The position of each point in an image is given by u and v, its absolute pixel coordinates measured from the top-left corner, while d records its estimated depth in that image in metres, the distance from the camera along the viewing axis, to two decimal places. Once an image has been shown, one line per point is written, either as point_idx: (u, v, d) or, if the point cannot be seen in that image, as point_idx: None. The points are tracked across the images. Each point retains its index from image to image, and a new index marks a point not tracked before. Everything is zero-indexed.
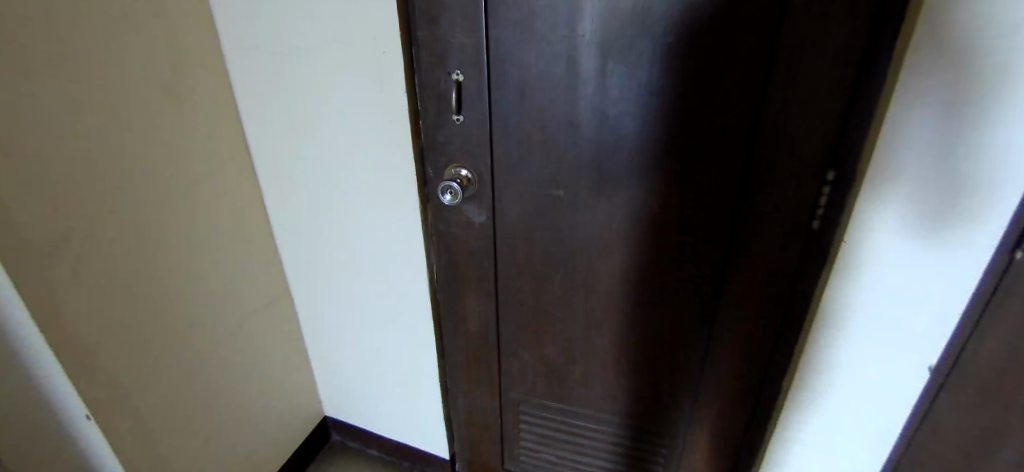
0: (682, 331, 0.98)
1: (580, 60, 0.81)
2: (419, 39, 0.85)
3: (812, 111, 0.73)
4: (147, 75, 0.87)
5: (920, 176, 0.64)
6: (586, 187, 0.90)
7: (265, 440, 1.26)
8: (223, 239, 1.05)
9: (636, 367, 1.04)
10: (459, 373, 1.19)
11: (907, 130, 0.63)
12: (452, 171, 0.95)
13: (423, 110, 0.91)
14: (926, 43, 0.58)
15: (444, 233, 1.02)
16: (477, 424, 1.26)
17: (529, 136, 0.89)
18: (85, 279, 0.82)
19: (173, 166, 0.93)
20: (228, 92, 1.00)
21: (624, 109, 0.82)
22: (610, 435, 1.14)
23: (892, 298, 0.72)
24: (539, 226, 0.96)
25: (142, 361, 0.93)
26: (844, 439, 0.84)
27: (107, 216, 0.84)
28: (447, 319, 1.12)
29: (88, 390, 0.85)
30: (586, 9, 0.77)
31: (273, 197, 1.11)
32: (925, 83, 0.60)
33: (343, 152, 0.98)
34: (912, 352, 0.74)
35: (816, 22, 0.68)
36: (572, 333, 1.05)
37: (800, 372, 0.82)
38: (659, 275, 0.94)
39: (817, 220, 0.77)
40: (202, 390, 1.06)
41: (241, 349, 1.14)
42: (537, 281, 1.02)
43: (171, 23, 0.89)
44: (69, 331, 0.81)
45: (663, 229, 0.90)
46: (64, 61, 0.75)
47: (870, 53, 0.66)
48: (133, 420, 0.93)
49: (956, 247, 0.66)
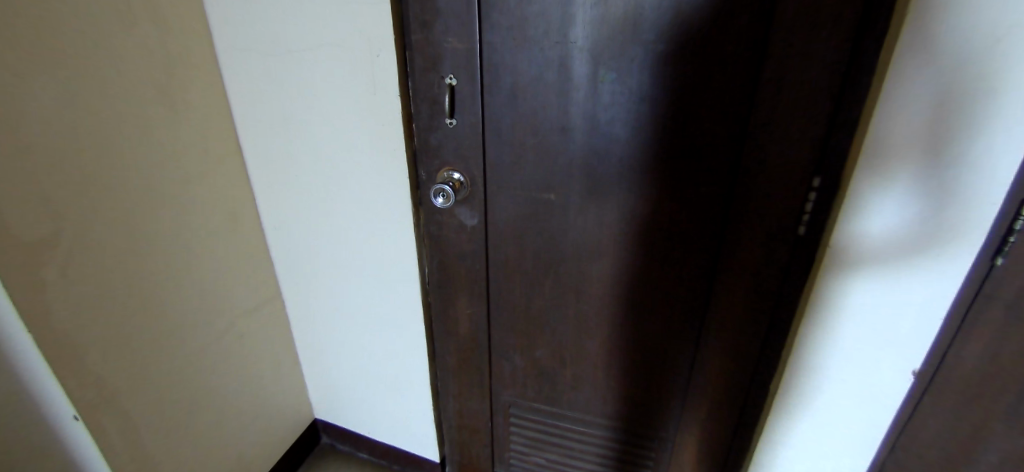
0: (671, 335, 0.98)
1: (572, 65, 0.82)
2: (413, 42, 0.86)
3: (799, 119, 0.74)
4: (142, 76, 0.87)
5: (904, 179, 0.65)
6: (577, 191, 0.91)
7: (256, 443, 1.25)
8: (216, 240, 1.05)
9: (626, 370, 1.05)
10: (450, 375, 1.19)
11: (894, 131, 0.64)
12: (444, 174, 0.95)
13: (417, 113, 0.92)
14: (913, 47, 0.60)
15: (436, 235, 1.02)
16: (468, 427, 1.26)
17: (521, 140, 0.89)
18: (76, 279, 0.82)
19: (166, 167, 0.93)
20: (222, 94, 1.01)
21: (614, 115, 0.83)
22: (599, 438, 1.14)
23: (877, 302, 0.72)
24: (530, 229, 0.97)
25: (132, 362, 0.93)
26: (830, 444, 0.84)
27: (99, 216, 0.84)
28: (438, 322, 1.12)
29: (76, 390, 0.85)
30: (578, 16, 0.79)
31: (265, 199, 1.11)
32: (912, 85, 0.61)
33: (337, 155, 0.99)
34: (895, 356, 0.74)
35: (803, 32, 0.70)
36: (562, 336, 1.06)
37: (789, 372, 0.83)
38: (648, 279, 0.95)
39: (803, 226, 0.77)
40: (194, 392, 1.06)
41: (232, 351, 1.14)
42: (528, 284, 1.02)
43: (167, 26, 0.89)
44: (59, 331, 0.81)
45: (653, 232, 0.91)
46: (57, 62, 0.76)
47: (855, 63, 0.67)
48: (122, 421, 0.93)
49: (940, 251, 0.66)
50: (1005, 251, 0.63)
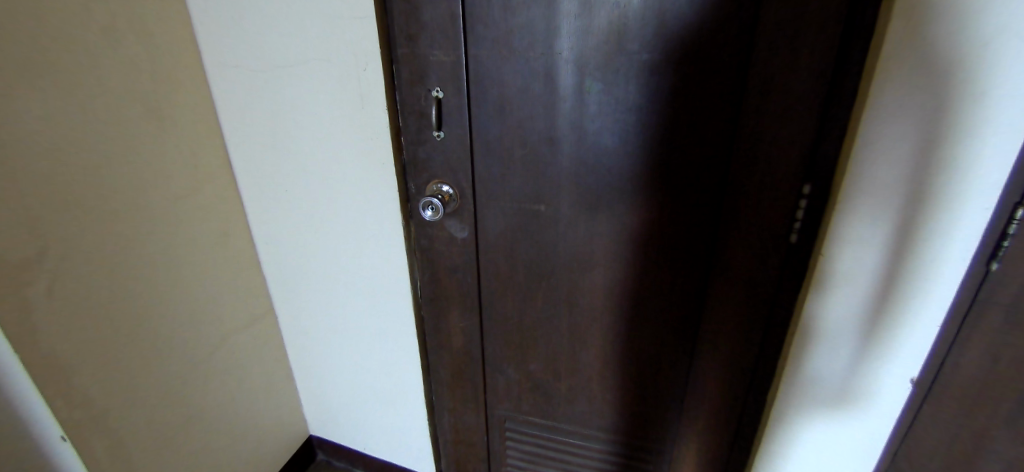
0: (665, 347, 0.97)
1: (558, 77, 0.82)
2: (398, 56, 0.86)
3: (788, 127, 0.73)
4: (130, 95, 0.88)
5: (894, 185, 0.66)
6: (568, 201, 0.90)
7: (251, 460, 1.24)
8: (207, 257, 1.04)
9: (623, 383, 1.03)
10: (445, 389, 1.17)
11: (882, 137, 0.65)
12: (433, 186, 0.95)
13: (404, 126, 0.91)
14: (901, 53, 0.62)
15: (427, 249, 1.01)
16: (464, 442, 1.24)
17: (509, 151, 0.89)
18: (62, 299, 0.82)
19: (154, 185, 0.93)
20: (210, 111, 1.01)
21: (602, 125, 0.83)
22: (597, 451, 1.12)
23: (878, 309, 0.73)
24: (521, 240, 0.96)
25: (122, 381, 0.92)
26: (833, 453, 0.83)
27: (85, 235, 0.84)
28: (431, 336, 1.11)
29: (65, 410, 0.84)
30: (563, 28, 0.79)
31: (255, 215, 1.10)
32: (896, 93, 0.63)
33: (326, 168, 0.98)
34: (894, 362, 0.74)
35: (786, 41, 0.70)
36: (557, 347, 1.04)
37: (787, 379, 0.83)
38: (643, 291, 0.94)
39: (795, 234, 0.76)
40: (186, 410, 1.04)
41: (224, 367, 1.12)
42: (521, 297, 1.01)
43: (155, 45, 0.90)
44: (46, 351, 0.81)
45: (647, 243, 0.90)
46: (43, 84, 0.76)
47: (840, 74, 0.67)
48: (110, 441, 0.92)
49: (936, 255, 0.67)
50: (999, 255, 0.61)
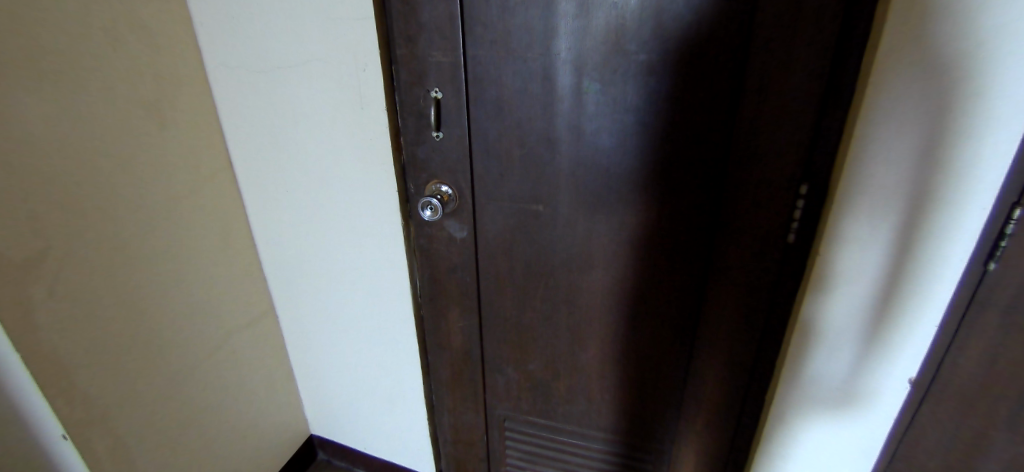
0: (663, 347, 0.97)
1: (557, 77, 0.82)
2: (397, 57, 0.86)
3: (785, 127, 0.73)
4: (130, 95, 0.88)
5: (891, 185, 0.67)
6: (567, 201, 0.90)
7: (252, 459, 1.24)
8: (207, 257, 1.05)
9: (621, 382, 1.03)
10: (444, 389, 1.17)
11: (879, 136, 0.66)
12: (432, 187, 0.95)
13: (403, 126, 0.91)
14: (898, 53, 0.62)
15: (426, 249, 1.02)
16: (464, 441, 1.24)
17: (508, 151, 0.89)
18: (62, 298, 0.82)
19: (154, 184, 0.93)
20: (211, 111, 1.01)
21: (601, 125, 0.83)
22: (596, 451, 1.12)
23: (878, 311, 0.72)
24: (520, 240, 0.96)
25: (122, 380, 0.92)
26: (831, 453, 0.83)
27: (84, 234, 0.84)
28: (430, 335, 1.11)
29: (65, 408, 0.85)
30: (562, 29, 0.79)
31: (256, 215, 1.11)
32: (893, 93, 0.63)
33: (325, 168, 0.99)
34: (892, 363, 0.74)
35: (783, 42, 0.70)
36: (556, 347, 1.04)
37: (786, 378, 0.83)
38: (642, 290, 0.94)
39: (792, 234, 0.77)
40: (186, 409, 1.05)
41: (224, 366, 1.13)
42: (520, 296, 1.02)
43: (155, 45, 0.91)
44: (46, 350, 0.81)
45: (645, 243, 0.90)
46: (43, 83, 0.77)
47: (836, 78, 0.68)
48: (111, 439, 0.92)
49: (934, 255, 0.67)
50: (997, 255, 0.63)
